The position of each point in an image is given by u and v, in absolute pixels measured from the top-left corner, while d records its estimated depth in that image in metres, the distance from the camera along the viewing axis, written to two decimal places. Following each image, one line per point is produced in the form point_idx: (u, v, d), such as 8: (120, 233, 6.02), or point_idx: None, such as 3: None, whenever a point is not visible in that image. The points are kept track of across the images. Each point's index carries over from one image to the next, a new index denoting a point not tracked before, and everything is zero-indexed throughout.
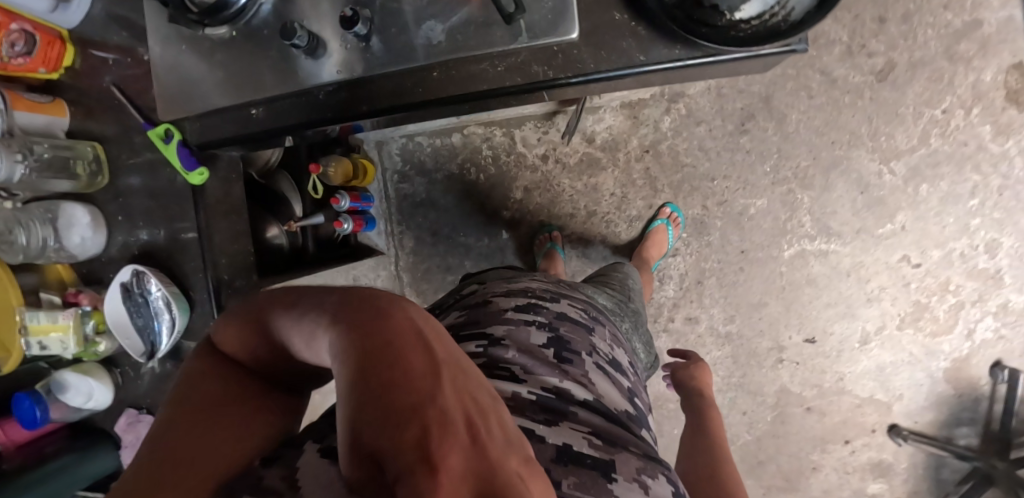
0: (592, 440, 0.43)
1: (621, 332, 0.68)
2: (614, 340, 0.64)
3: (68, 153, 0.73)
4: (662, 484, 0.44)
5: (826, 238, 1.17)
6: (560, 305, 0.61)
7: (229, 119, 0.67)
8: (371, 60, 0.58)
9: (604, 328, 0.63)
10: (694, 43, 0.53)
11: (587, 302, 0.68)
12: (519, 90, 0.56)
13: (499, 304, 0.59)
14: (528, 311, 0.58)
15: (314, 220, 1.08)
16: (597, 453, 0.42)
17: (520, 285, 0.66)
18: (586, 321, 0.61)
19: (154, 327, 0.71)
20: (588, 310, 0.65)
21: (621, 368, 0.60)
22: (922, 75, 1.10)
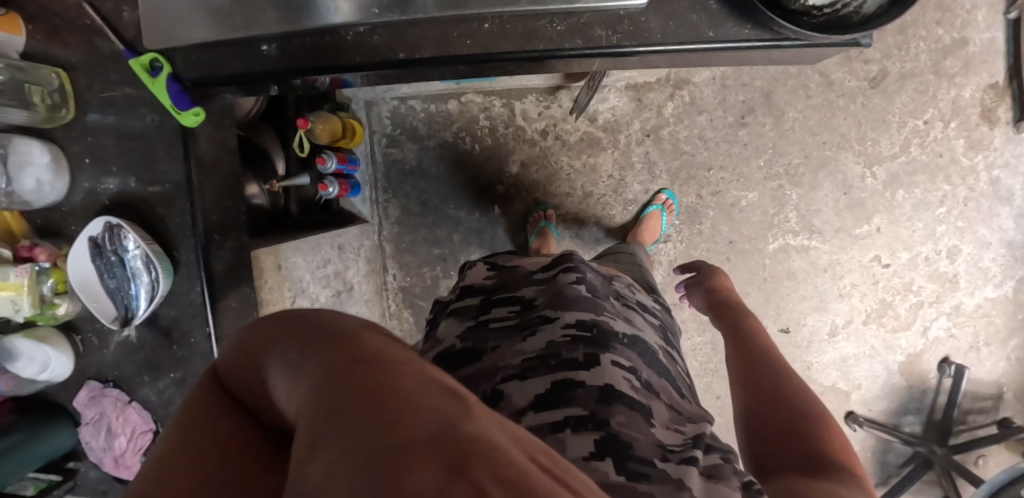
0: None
1: (680, 393, 0.53)
2: (639, 324, 0.58)
3: (24, 77, 0.61)
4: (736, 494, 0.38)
5: (809, 235, 1.22)
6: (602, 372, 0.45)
7: (232, 55, 0.58)
8: (412, 1, 0.50)
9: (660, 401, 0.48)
10: (765, 24, 0.52)
11: (635, 348, 0.52)
12: (579, 53, 0.52)
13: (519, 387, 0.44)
14: (561, 388, 0.44)
15: (300, 180, 0.98)
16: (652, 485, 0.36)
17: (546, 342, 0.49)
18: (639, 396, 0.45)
19: (129, 291, 0.62)
20: (637, 369, 0.49)
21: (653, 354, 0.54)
22: (909, 86, 1.16)
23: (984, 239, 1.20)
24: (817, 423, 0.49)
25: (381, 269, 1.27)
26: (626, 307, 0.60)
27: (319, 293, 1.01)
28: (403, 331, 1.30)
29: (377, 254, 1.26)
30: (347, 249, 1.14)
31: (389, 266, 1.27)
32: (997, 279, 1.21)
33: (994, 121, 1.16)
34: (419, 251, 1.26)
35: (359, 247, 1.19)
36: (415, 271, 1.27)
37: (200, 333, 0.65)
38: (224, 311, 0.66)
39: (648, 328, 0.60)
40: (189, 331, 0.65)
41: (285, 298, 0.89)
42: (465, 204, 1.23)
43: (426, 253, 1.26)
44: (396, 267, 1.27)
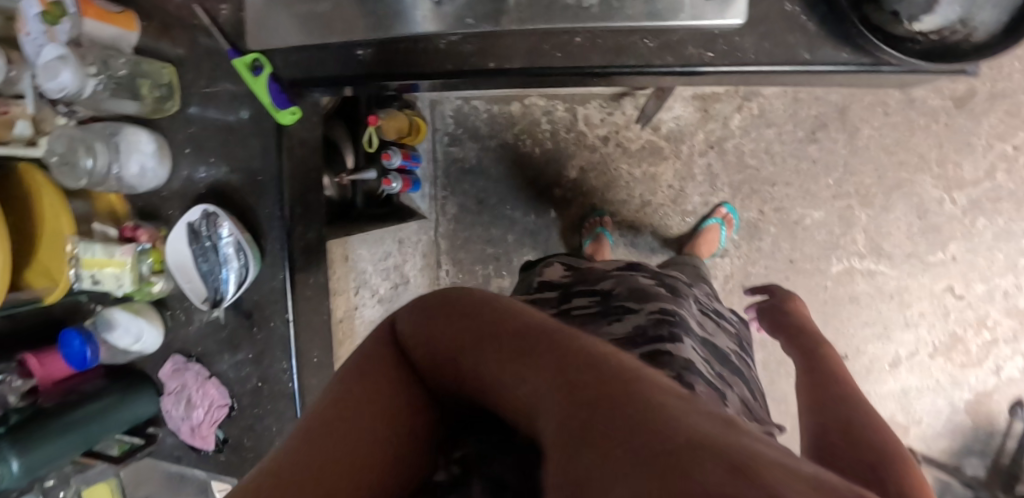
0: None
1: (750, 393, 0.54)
2: (712, 328, 0.59)
3: (137, 72, 0.68)
4: None
5: (876, 259, 1.17)
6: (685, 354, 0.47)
7: (329, 57, 0.61)
8: (505, 13, 0.52)
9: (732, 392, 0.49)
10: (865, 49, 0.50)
11: (708, 348, 0.53)
12: (669, 70, 0.52)
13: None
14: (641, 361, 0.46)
15: (365, 176, 0.98)
16: None
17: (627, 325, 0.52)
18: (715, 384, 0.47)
19: (220, 274, 0.67)
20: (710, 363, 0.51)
21: (723, 357, 0.55)
22: (1000, 108, 1.09)
23: None
24: (903, 470, 0.38)
25: (434, 264, 1.30)
26: (701, 312, 0.61)
27: (380, 285, 1.04)
28: None
29: (432, 249, 1.29)
30: (406, 243, 1.17)
31: (442, 262, 1.28)
32: None
33: None
34: (473, 248, 1.27)
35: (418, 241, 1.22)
36: (467, 268, 1.28)
37: (279, 317, 0.69)
38: (302, 298, 0.70)
39: (723, 334, 0.60)
40: (269, 315, 0.69)
41: (350, 288, 0.93)
42: (521, 206, 1.24)
43: (479, 251, 1.28)
44: (449, 264, 1.29)
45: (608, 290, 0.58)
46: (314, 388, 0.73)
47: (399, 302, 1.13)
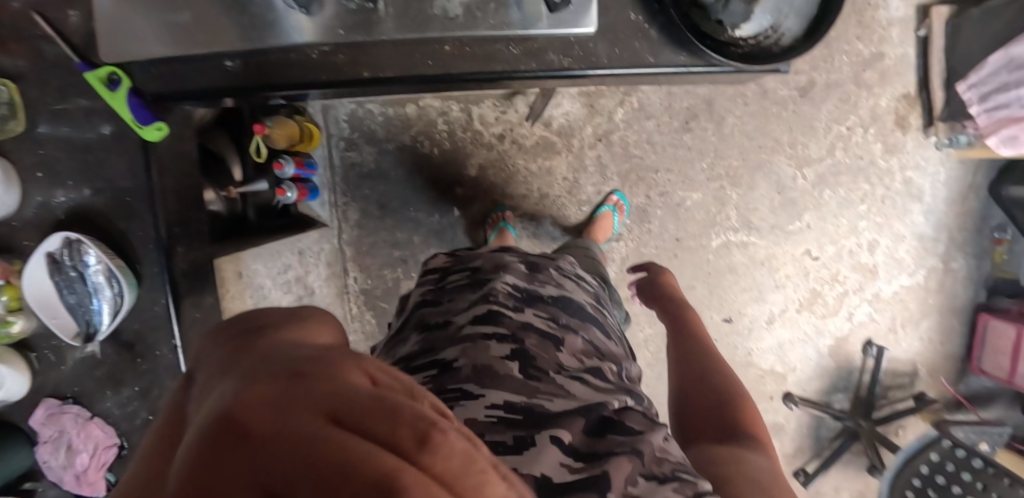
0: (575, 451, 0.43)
1: (602, 332, 0.64)
2: (572, 287, 0.68)
3: None
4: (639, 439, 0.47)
5: (747, 231, 1.32)
6: (522, 317, 0.57)
7: (195, 69, 0.60)
8: (377, 23, 0.54)
9: (572, 331, 0.59)
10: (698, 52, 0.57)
11: (562, 299, 0.63)
12: (534, 74, 0.57)
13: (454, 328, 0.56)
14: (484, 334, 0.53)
15: (257, 187, 0.98)
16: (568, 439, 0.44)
17: (483, 290, 0.61)
18: (552, 333, 0.57)
19: (91, 305, 0.62)
20: (557, 313, 0.60)
21: (578, 310, 0.64)
22: (834, 96, 1.31)
23: (899, 233, 1.37)
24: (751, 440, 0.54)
25: (341, 272, 1.26)
26: (562, 274, 0.69)
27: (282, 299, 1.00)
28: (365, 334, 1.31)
29: (337, 258, 1.25)
30: (307, 254, 1.14)
31: (349, 269, 1.25)
32: (909, 268, 1.39)
33: (907, 127, 1.34)
34: (380, 253, 1.26)
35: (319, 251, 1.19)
36: (375, 273, 1.26)
37: (165, 344, 0.66)
38: (189, 321, 0.67)
39: (581, 289, 0.69)
40: (154, 344, 0.66)
41: (247, 305, 0.89)
42: (426, 207, 1.25)
43: (387, 255, 1.26)
44: (357, 271, 1.26)
45: (475, 266, 0.66)
46: None
47: None
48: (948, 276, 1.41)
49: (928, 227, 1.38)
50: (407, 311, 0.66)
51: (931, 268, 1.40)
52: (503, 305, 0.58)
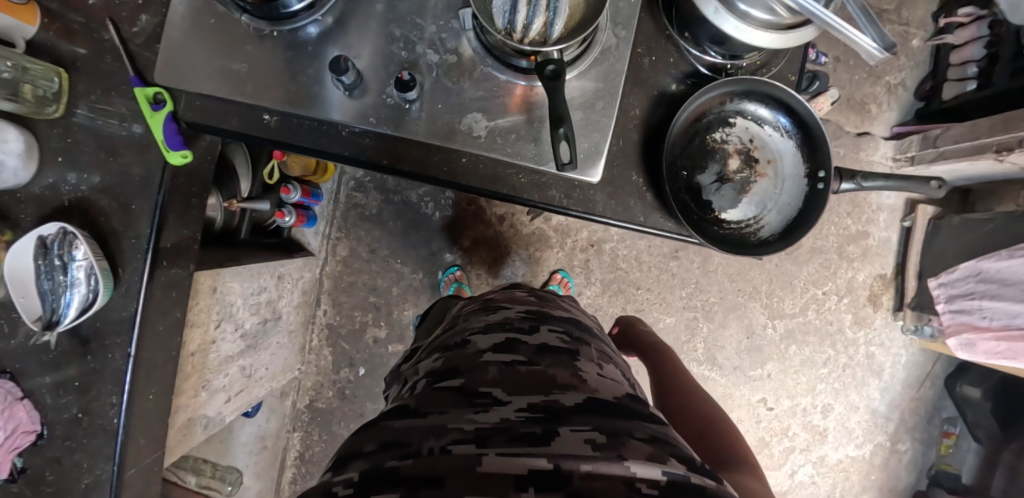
0: (596, 443, 0.45)
1: (608, 350, 0.71)
2: (573, 313, 0.77)
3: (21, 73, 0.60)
4: (674, 465, 0.46)
5: (709, 366, 1.38)
6: (539, 336, 0.63)
7: (236, 113, 0.65)
8: (407, 123, 0.60)
9: (586, 347, 0.66)
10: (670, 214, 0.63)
11: (568, 321, 0.71)
12: (532, 203, 0.64)
13: (476, 345, 0.60)
14: (503, 346, 0.60)
15: (260, 206, 1.01)
16: (602, 451, 0.44)
17: (498, 316, 0.69)
18: (567, 347, 0.63)
19: (63, 297, 0.63)
20: (569, 333, 0.68)
21: (585, 330, 0.72)
22: (817, 261, 1.38)
23: (853, 404, 1.41)
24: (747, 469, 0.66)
25: (313, 302, 1.30)
26: (565, 306, 0.79)
27: (246, 320, 1.00)
28: (319, 367, 1.33)
29: (314, 287, 1.30)
30: (285, 279, 1.13)
31: (321, 301, 1.31)
32: (858, 440, 1.41)
33: (879, 305, 1.40)
34: (356, 293, 1.31)
35: (299, 278, 1.20)
36: (347, 311, 1.32)
37: (120, 349, 0.67)
38: (149, 334, 0.68)
39: (583, 316, 0.79)
40: (108, 346, 0.67)
41: (211, 321, 0.88)
42: (414, 263, 1.32)
43: (361, 297, 1.32)
44: (328, 304, 1.31)
45: (489, 300, 0.77)
46: (140, 427, 0.69)
47: (266, 339, 1.09)
48: (893, 456, 1.43)
49: (882, 405, 1.42)
50: (430, 347, 0.72)
51: (878, 444, 1.42)
52: (520, 328, 0.64)
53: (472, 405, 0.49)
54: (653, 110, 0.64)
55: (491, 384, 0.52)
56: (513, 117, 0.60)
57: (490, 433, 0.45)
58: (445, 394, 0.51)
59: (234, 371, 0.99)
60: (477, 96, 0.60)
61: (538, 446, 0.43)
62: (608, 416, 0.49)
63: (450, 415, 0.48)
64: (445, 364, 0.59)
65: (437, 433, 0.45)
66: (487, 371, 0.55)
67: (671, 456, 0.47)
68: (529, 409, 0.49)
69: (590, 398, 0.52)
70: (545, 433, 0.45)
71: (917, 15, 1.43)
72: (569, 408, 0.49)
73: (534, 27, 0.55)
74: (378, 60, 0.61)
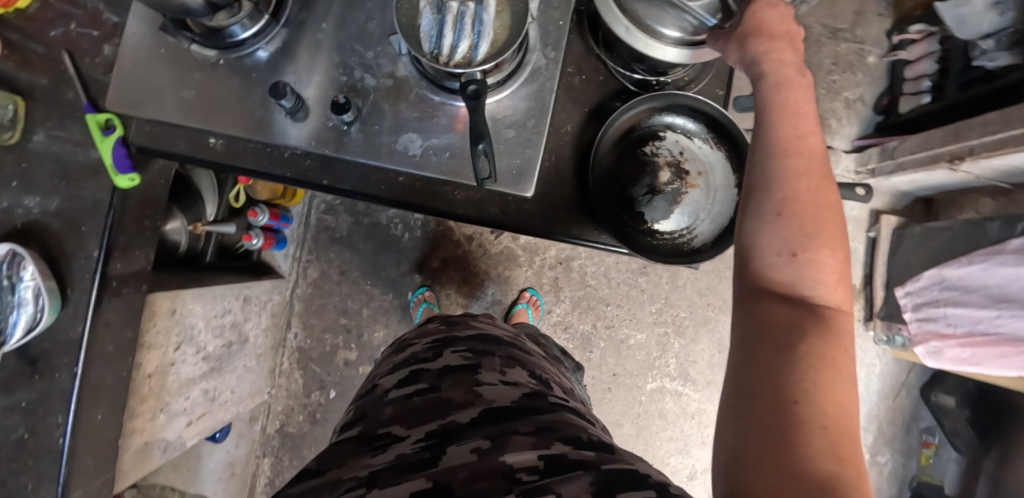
0: (480, 449, 0.47)
1: (520, 353, 0.71)
2: (486, 326, 0.79)
3: None
4: (558, 447, 0.48)
5: (683, 381, 1.37)
6: (443, 358, 0.65)
7: (183, 138, 0.67)
8: (346, 144, 0.63)
9: (491, 358, 0.66)
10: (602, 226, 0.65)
11: (477, 337, 0.71)
12: (467, 218, 0.65)
13: (381, 388, 0.63)
14: (406, 380, 0.62)
15: (226, 229, 1.03)
16: (484, 456, 0.46)
17: (406, 354, 0.71)
18: (469, 363, 0.63)
19: (10, 317, 0.61)
20: (475, 349, 0.68)
21: (495, 337, 0.74)
22: None
23: None
24: None
25: (284, 325, 1.31)
26: (476, 323, 0.79)
27: (208, 343, 1.00)
28: (289, 390, 1.32)
29: (285, 310, 1.31)
30: (251, 302, 1.13)
31: (292, 324, 1.31)
32: None
33: None
34: (327, 315, 1.32)
35: (268, 300, 1.21)
36: (317, 333, 1.32)
37: (67, 369, 0.66)
38: (96, 353, 0.68)
39: (498, 328, 0.80)
40: (56, 366, 0.66)
41: (169, 343, 0.89)
42: (384, 284, 1.33)
43: (332, 319, 1.33)
44: (299, 327, 1.32)
45: (403, 341, 0.78)
46: (86, 448, 0.69)
47: (231, 362, 1.09)
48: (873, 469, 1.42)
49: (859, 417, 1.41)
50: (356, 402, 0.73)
51: None
52: (423, 357, 0.66)
53: (371, 449, 0.51)
54: (585, 127, 0.66)
55: (388, 424, 0.54)
56: (449, 136, 0.62)
57: (381, 471, 0.47)
58: (345, 447, 0.53)
59: (195, 394, 0.99)
60: (412, 117, 0.63)
61: (423, 470, 0.45)
62: (498, 420, 0.51)
63: (348, 466, 0.50)
64: (355, 415, 0.61)
65: (332, 488, 0.47)
66: (384, 413, 0.57)
67: (556, 441, 0.49)
68: (424, 438, 0.51)
69: (485, 409, 0.53)
70: (433, 456, 0.47)
71: (871, 34, 1.48)
72: (459, 427, 0.51)
73: (460, 51, 0.57)
74: (320, 85, 0.64)
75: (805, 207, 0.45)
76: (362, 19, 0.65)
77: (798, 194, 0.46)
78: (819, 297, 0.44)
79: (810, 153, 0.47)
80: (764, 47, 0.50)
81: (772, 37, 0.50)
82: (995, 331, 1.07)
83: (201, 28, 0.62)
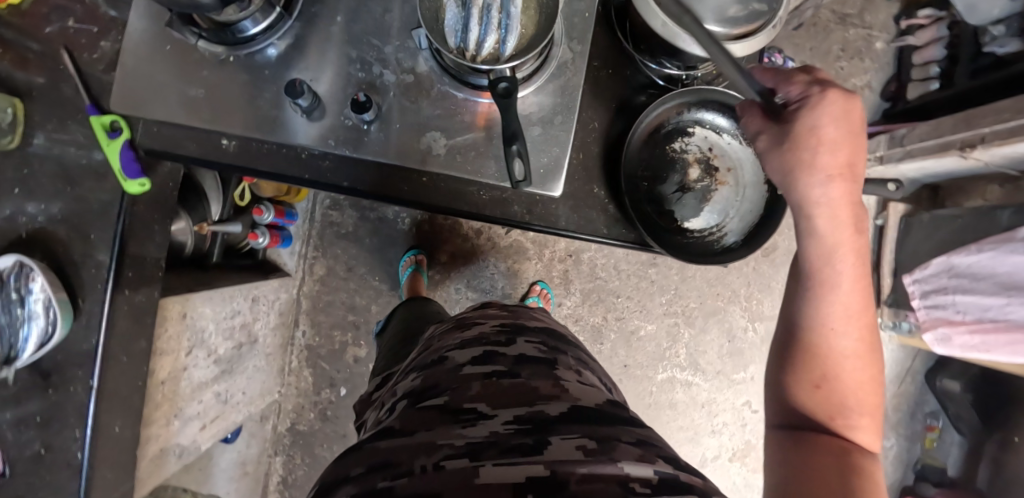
0: (587, 448, 0.44)
1: (586, 358, 0.70)
2: (546, 322, 0.77)
3: None
4: (662, 465, 0.46)
5: (692, 371, 1.37)
6: (516, 345, 0.62)
7: (193, 139, 0.63)
8: (365, 144, 0.60)
9: (563, 355, 0.65)
10: (632, 225, 0.63)
11: (544, 331, 0.70)
12: (494, 219, 0.63)
13: (454, 359, 0.59)
14: (483, 357, 0.59)
15: (231, 228, 1.01)
16: (591, 456, 0.44)
17: (474, 332, 0.66)
18: (545, 356, 0.62)
19: (21, 330, 0.60)
20: (546, 342, 0.66)
21: (559, 335, 0.72)
22: None
23: None
24: None
25: (291, 323, 1.29)
26: (537, 318, 0.77)
27: (219, 346, 0.98)
28: (299, 389, 1.30)
29: (292, 308, 1.29)
30: (260, 301, 1.11)
31: (300, 322, 1.30)
32: None
33: None
34: (335, 312, 1.30)
35: (276, 299, 1.19)
36: (326, 331, 1.30)
37: (83, 382, 0.64)
38: (112, 365, 0.66)
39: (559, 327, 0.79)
40: (70, 379, 0.64)
41: (181, 348, 0.87)
42: (392, 279, 1.31)
43: (340, 316, 1.31)
44: (307, 325, 1.30)
45: (461, 318, 0.76)
46: (106, 461, 0.67)
47: (242, 363, 1.08)
48: None
49: None
50: (407, 367, 0.70)
51: None
52: (496, 340, 0.63)
53: (458, 421, 0.48)
54: (613, 123, 0.64)
55: (474, 399, 0.51)
56: (475, 135, 0.60)
57: (482, 447, 0.44)
58: (429, 412, 0.50)
59: (208, 398, 0.97)
60: (435, 115, 0.60)
61: (532, 457, 0.43)
62: (594, 423, 0.49)
63: (436, 432, 0.47)
64: (422, 381, 0.58)
65: (428, 451, 0.44)
66: (469, 387, 0.53)
67: (657, 457, 0.47)
68: (516, 421, 0.48)
69: (575, 406, 0.51)
70: (537, 443, 0.45)
71: (880, 19, 1.45)
72: (553, 418, 0.48)
73: (487, 45, 0.55)
74: (336, 82, 0.61)
75: (839, 354, 0.52)
76: (378, 11, 0.61)
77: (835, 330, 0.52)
78: (854, 433, 0.50)
79: (853, 300, 0.52)
80: (803, 176, 0.50)
81: (828, 166, 0.49)
82: (1004, 318, 1.07)
83: (210, 23, 0.59)
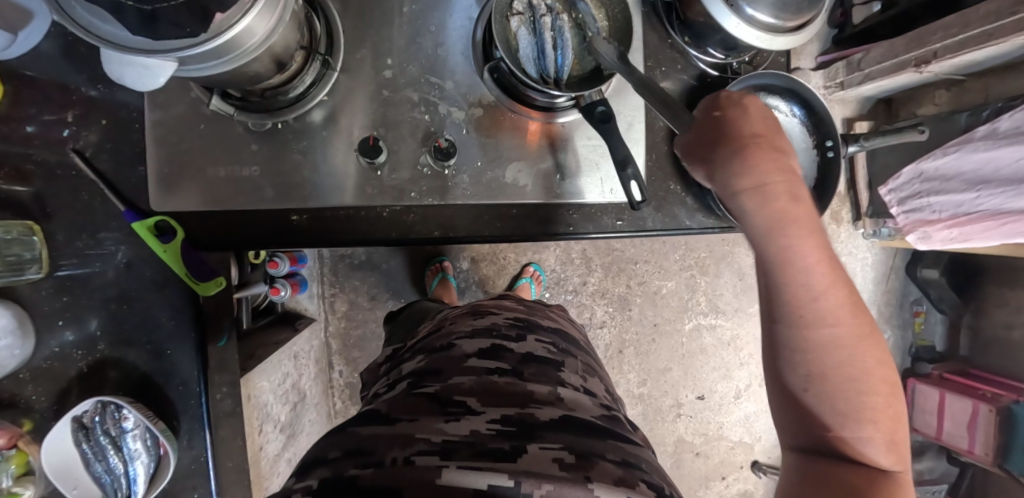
0: (564, 462, 0.41)
1: (596, 363, 0.66)
2: (559, 322, 0.71)
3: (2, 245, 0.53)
4: (645, 490, 0.41)
5: (715, 315, 1.44)
6: (526, 344, 0.58)
7: (259, 223, 0.59)
8: (451, 189, 0.60)
9: (573, 359, 0.61)
10: (711, 211, 0.65)
11: (557, 333, 0.66)
12: (587, 234, 0.64)
13: (461, 349, 0.54)
14: (488, 357, 0.53)
15: (258, 290, 0.89)
16: (567, 471, 0.40)
17: (485, 321, 0.61)
18: (553, 358, 0.58)
19: (125, 473, 0.58)
20: (557, 344, 0.62)
21: (572, 342, 0.67)
22: None
23: None
24: None
25: (327, 367, 1.25)
26: (545, 316, 0.71)
27: (280, 413, 0.94)
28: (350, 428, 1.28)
29: (323, 352, 1.24)
30: (301, 356, 1.06)
31: (335, 363, 1.26)
32: None
33: None
34: (369, 345, 1.27)
35: (311, 348, 1.14)
36: (364, 366, 1.27)
37: None
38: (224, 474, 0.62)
39: (573, 328, 0.74)
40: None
41: (254, 428, 0.83)
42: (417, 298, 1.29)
43: (375, 347, 1.27)
44: (342, 364, 1.26)
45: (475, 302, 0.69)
46: None
47: (300, 423, 1.04)
48: None
49: None
50: (411, 345, 0.65)
51: None
52: (507, 335, 0.58)
53: (443, 414, 0.45)
54: None
55: (465, 392, 0.47)
56: (555, 159, 0.61)
57: (456, 446, 0.41)
58: (418, 399, 0.47)
59: (283, 467, 0.94)
60: (516, 145, 0.60)
61: (503, 462, 0.39)
62: (581, 432, 0.45)
63: (418, 423, 0.43)
64: (426, 365, 0.53)
65: (402, 443, 0.41)
66: (465, 380, 0.49)
67: (642, 480, 0.43)
68: (500, 422, 0.44)
69: (568, 415, 0.47)
70: (512, 449, 0.41)
71: None
72: (541, 423, 0.44)
73: (565, 70, 0.55)
74: (403, 133, 0.59)
75: (843, 362, 0.40)
76: (430, 47, 0.59)
77: (841, 334, 0.40)
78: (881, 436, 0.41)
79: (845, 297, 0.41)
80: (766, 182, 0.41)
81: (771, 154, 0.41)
82: (977, 209, 0.89)
83: (260, 92, 0.55)
